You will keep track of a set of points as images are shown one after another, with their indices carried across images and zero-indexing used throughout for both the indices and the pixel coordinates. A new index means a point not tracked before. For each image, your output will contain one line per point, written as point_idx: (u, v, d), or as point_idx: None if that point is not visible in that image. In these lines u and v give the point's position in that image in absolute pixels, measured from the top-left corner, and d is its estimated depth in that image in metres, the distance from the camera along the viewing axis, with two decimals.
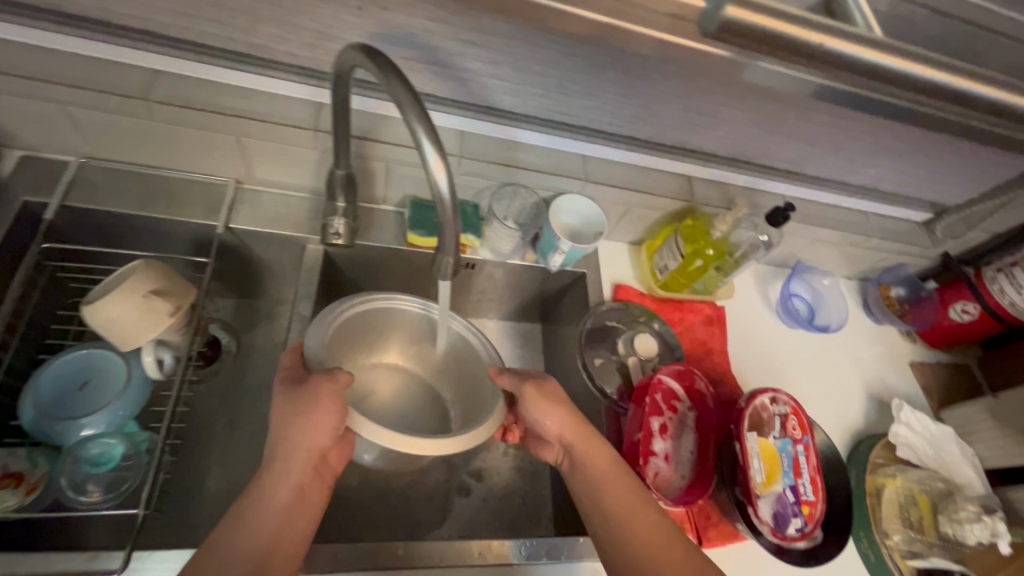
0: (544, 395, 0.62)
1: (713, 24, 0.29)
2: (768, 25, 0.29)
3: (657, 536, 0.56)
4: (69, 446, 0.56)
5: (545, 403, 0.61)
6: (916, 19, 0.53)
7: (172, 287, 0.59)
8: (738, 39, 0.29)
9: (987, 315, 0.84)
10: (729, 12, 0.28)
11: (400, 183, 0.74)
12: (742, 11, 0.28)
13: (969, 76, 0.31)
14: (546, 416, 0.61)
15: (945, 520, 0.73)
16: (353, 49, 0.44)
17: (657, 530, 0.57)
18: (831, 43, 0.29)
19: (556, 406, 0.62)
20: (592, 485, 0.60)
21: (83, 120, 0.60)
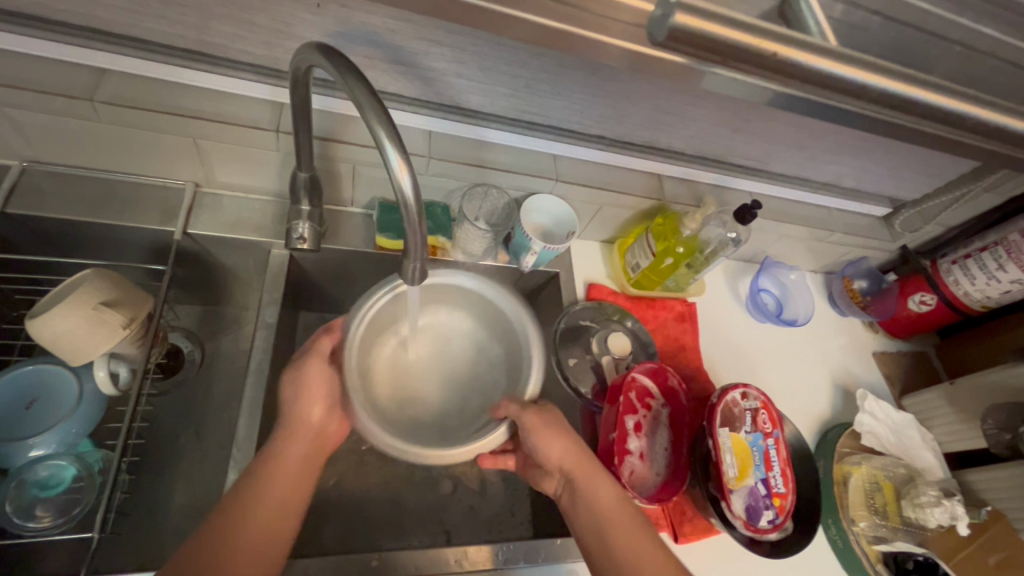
0: (546, 420, 0.60)
1: (663, 30, 0.30)
2: (718, 32, 0.29)
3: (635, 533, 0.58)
4: (15, 469, 0.53)
5: (546, 428, 0.60)
6: (872, 27, 0.54)
7: (125, 297, 0.56)
8: (688, 47, 0.30)
9: (943, 305, 0.88)
10: (678, 20, 0.28)
11: (368, 184, 0.72)
12: (689, 18, 0.28)
13: (920, 83, 0.32)
14: (547, 442, 0.60)
15: (908, 505, 0.75)
16: (308, 48, 0.42)
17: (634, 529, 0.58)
18: (783, 53, 0.30)
19: (556, 431, 0.60)
20: (588, 510, 0.59)
21: (24, 122, 0.56)
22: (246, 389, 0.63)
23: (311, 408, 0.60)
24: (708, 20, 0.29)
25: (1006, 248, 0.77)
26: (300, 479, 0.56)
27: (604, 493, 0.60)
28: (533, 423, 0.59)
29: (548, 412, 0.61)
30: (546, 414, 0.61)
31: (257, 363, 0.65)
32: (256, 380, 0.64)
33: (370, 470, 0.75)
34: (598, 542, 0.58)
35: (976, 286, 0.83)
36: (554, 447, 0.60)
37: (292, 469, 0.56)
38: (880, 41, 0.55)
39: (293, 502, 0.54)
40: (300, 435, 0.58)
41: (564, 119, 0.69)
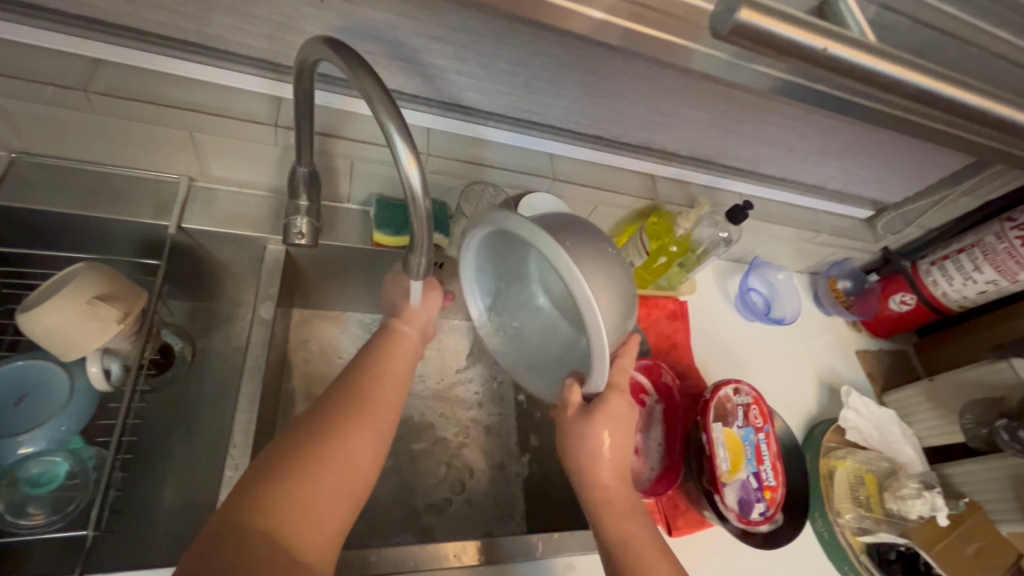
0: (581, 429, 0.56)
1: (726, 26, 0.32)
2: (775, 30, 0.31)
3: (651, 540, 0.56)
4: (5, 466, 0.52)
5: (573, 440, 0.57)
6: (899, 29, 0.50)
7: (120, 291, 0.55)
8: (748, 42, 0.32)
9: (923, 305, 0.91)
10: (744, 15, 0.31)
11: (364, 179, 0.72)
12: (754, 15, 0.31)
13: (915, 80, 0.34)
14: (575, 452, 0.58)
15: (890, 497, 0.78)
16: (316, 41, 0.42)
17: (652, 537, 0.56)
18: (832, 48, 0.33)
19: (585, 446, 0.56)
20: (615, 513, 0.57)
21: (14, 112, 0.55)
22: (242, 385, 0.63)
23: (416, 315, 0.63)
24: (769, 17, 0.31)
25: (982, 250, 0.81)
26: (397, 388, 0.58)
27: (618, 524, 0.57)
28: (566, 431, 0.57)
29: (592, 423, 0.55)
30: (584, 425, 0.56)
31: (254, 358, 0.65)
32: (252, 376, 0.63)
33: None
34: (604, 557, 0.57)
35: (954, 287, 0.86)
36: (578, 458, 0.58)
37: (395, 375, 0.59)
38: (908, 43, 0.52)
39: (393, 406, 0.56)
40: (399, 347, 0.61)
41: (562, 118, 0.70)
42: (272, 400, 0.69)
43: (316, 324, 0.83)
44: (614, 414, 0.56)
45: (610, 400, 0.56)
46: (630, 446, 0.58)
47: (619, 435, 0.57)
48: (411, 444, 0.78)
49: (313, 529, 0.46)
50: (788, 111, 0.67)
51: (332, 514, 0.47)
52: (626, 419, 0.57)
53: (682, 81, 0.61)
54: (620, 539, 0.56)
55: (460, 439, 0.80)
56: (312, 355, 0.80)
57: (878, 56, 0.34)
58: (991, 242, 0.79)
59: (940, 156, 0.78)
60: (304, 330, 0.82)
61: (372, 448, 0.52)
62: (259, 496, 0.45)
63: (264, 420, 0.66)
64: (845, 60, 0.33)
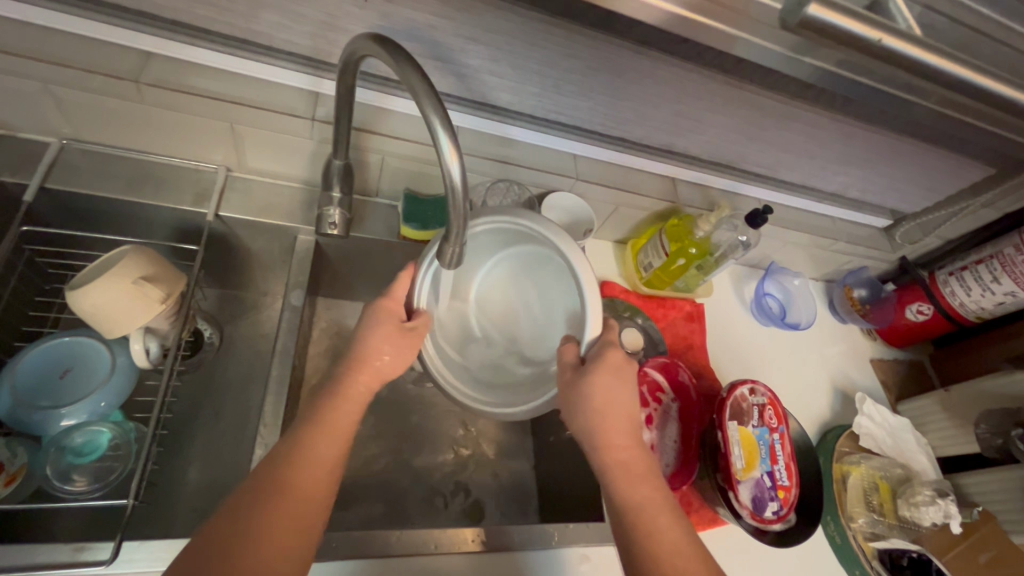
0: (581, 388, 0.54)
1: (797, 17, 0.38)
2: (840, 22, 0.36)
3: (659, 518, 0.54)
4: (52, 436, 0.55)
5: (574, 402, 0.55)
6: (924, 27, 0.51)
7: (161, 273, 0.58)
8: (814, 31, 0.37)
9: (940, 315, 0.91)
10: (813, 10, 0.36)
11: (393, 175, 0.74)
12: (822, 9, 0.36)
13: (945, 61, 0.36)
14: (579, 416, 0.56)
15: (903, 504, 0.78)
16: (364, 39, 0.44)
17: (658, 514, 0.54)
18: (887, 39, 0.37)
19: (588, 405, 0.55)
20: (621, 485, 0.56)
21: (69, 100, 0.58)
22: (271, 369, 0.65)
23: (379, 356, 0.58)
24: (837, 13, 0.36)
25: (1001, 261, 0.80)
26: (337, 448, 0.53)
27: (629, 491, 0.55)
28: (564, 395, 0.56)
29: (590, 379, 0.54)
30: (581, 385, 0.55)
31: (282, 344, 0.67)
32: (281, 360, 0.66)
33: (383, 455, 0.76)
34: (617, 529, 0.55)
35: (971, 298, 0.86)
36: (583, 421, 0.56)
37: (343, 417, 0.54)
38: None
39: (334, 454, 0.52)
40: (349, 403, 0.56)
41: (587, 120, 0.72)
42: (296, 385, 0.72)
43: (338, 316, 0.85)
44: (613, 366, 0.56)
45: (607, 354, 0.56)
46: (633, 405, 0.58)
47: (618, 393, 0.57)
48: (429, 433, 0.80)
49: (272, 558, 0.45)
50: (810, 118, 0.68)
51: (285, 554, 0.46)
52: (625, 375, 0.56)
53: (708, 86, 0.63)
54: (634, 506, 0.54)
55: (476, 431, 0.82)
56: (335, 345, 0.83)
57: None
58: (1009, 254, 0.79)
59: (960, 166, 0.79)
60: (328, 320, 0.84)
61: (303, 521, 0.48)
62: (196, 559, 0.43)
63: (291, 403, 0.69)
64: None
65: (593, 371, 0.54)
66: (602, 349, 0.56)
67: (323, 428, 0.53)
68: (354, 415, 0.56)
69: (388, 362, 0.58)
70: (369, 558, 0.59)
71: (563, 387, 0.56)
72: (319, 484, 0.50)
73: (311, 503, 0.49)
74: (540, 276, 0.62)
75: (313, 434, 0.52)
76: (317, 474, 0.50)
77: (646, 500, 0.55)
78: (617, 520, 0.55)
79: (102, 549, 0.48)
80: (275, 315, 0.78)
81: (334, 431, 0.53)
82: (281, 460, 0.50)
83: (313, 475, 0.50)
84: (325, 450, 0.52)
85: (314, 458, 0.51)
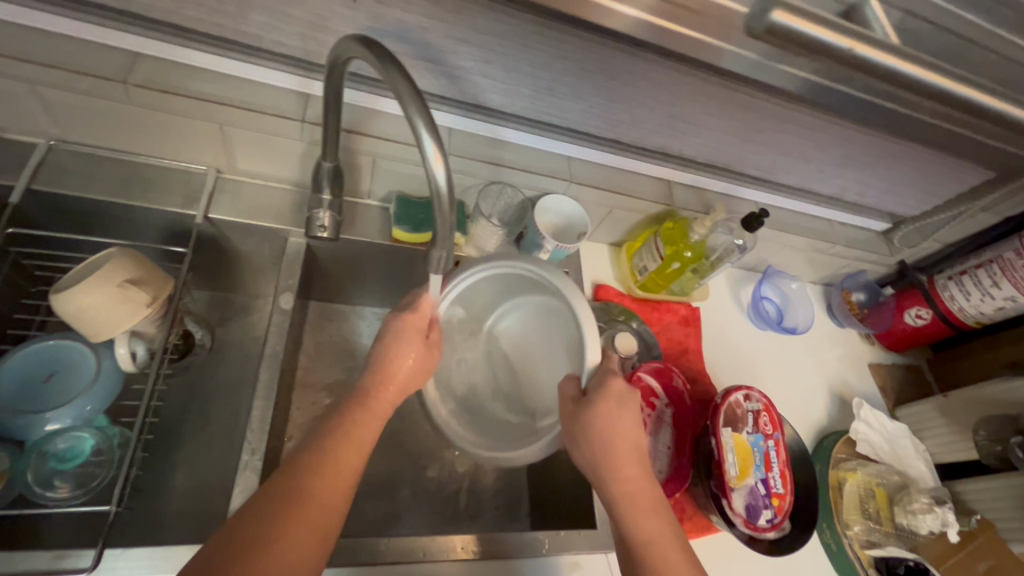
0: (585, 420, 0.57)
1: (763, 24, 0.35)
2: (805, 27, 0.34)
3: (671, 551, 0.53)
4: (34, 441, 0.54)
5: (579, 434, 0.57)
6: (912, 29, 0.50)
7: (147, 277, 0.57)
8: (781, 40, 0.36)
9: (938, 320, 0.90)
10: (777, 17, 0.35)
11: (385, 176, 0.73)
12: (788, 17, 0.34)
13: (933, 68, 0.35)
14: (584, 449, 0.57)
15: (900, 511, 0.77)
16: (349, 40, 0.44)
17: (671, 548, 0.54)
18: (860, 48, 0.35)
19: (594, 438, 0.57)
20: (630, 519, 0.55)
21: (55, 101, 0.57)
22: (260, 373, 0.64)
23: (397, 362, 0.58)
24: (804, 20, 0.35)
25: (1001, 266, 0.80)
26: (356, 460, 0.52)
27: (640, 523, 0.55)
28: (568, 427, 0.58)
29: (594, 410, 0.57)
30: (587, 413, 0.57)
31: (272, 348, 0.66)
32: (271, 364, 0.65)
33: (373, 459, 0.76)
34: (625, 562, 0.55)
35: (971, 303, 0.85)
36: (589, 454, 0.57)
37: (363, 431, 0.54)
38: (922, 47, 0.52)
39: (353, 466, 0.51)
40: (369, 413, 0.55)
41: (581, 122, 0.71)
42: (286, 389, 0.71)
43: (331, 318, 0.85)
44: (618, 396, 0.58)
45: (610, 385, 0.59)
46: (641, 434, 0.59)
47: (625, 422, 0.58)
48: (422, 437, 0.79)
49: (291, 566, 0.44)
50: (806, 121, 0.67)
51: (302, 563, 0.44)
52: (629, 404, 0.59)
53: (702, 88, 0.62)
54: (644, 540, 0.54)
55: None
56: (327, 347, 0.82)
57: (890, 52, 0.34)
58: (1010, 258, 0.78)
59: (959, 170, 0.78)
60: (320, 322, 0.84)
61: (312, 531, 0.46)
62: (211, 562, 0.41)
63: (280, 408, 0.68)
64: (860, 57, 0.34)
65: (597, 402, 0.57)
66: (606, 380, 0.59)
67: (346, 441, 0.52)
68: (376, 429, 0.55)
69: (408, 373, 0.59)
70: (357, 566, 0.58)
71: (568, 419, 0.58)
72: (336, 494, 0.49)
73: (330, 513, 0.48)
74: (546, 327, 0.72)
75: (335, 440, 0.52)
76: (336, 484, 0.49)
77: (659, 534, 0.55)
78: (625, 552, 0.55)
79: (83, 557, 0.48)
80: (266, 318, 0.77)
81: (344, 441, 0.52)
82: (288, 471, 0.48)
83: (334, 485, 0.49)
84: (344, 460, 0.51)
85: (335, 467, 0.50)
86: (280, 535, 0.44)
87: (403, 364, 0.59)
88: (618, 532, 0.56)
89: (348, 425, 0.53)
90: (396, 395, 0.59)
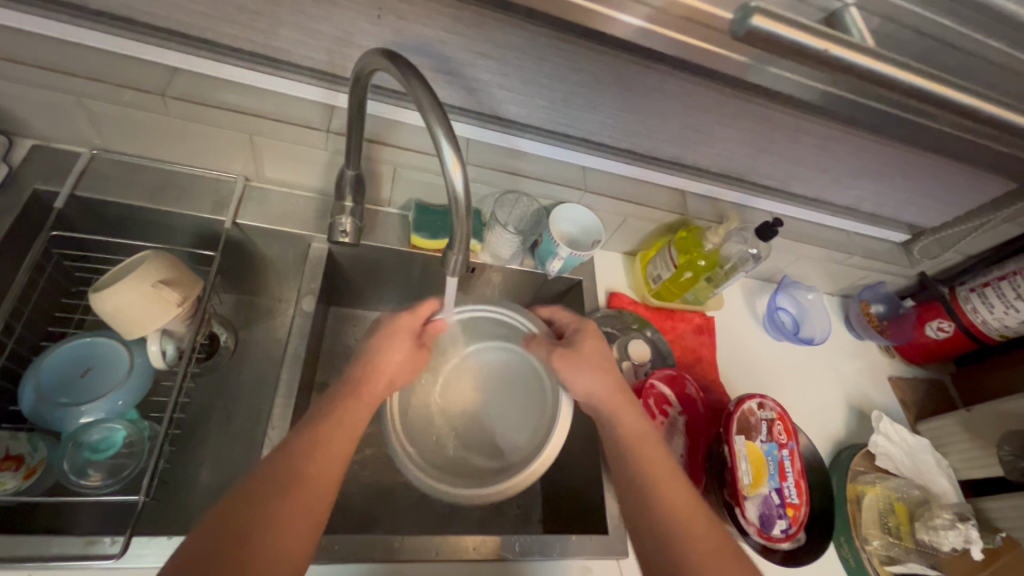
0: (573, 355, 0.63)
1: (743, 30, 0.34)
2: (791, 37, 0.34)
3: (669, 470, 0.58)
4: (69, 432, 0.57)
5: (573, 367, 0.62)
6: (916, 44, 0.50)
7: (181, 277, 0.60)
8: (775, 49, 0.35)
9: (961, 332, 0.88)
10: (757, 22, 0.33)
11: (405, 185, 0.76)
12: (766, 20, 0.33)
13: (936, 81, 0.36)
14: (578, 380, 0.62)
15: (922, 527, 0.75)
16: (375, 54, 0.46)
17: (670, 468, 0.59)
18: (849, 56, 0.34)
19: (584, 367, 0.62)
20: (630, 449, 0.59)
21: (99, 112, 0.61)
22: (281, 373, 0.66)
23: (388, 354, 0.61)
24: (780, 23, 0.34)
25: None
26: (339, 457, 0.52)
27: (643, 448, 0.59)
28: (560, 366, 0.63)
29: (577, 347, 0.64)
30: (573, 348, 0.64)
31: (293, 350, 0.68)
32: (292, 365, 0.67)
33: (388, 460, 0.77)
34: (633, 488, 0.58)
35: (994, 315, 0.83)
36: (584, 384, 0.62)
37: (347, 427, 0.54)
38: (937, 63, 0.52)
39: (333, 463, 0.51)
40: (352, 405, 0.56)
41: (596, 132, 0.72)
42: (307, 387, 0.73)
43: (349, 324, 0.87)
44: (592, 334, 0.66)
45: (588, 328, 0.67)
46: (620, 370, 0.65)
47: (603, 355, 0.65)
48: None
49: (277, 550, 0.45)
50: (820, 131, 0.68)
51: (289, 555, 0.45)
52: (605, 340, 0.66)
53: (714, 99, 0.63)
54: (635, 440, 0.59)
55: None
56: (344, 351, 0.84)
57: (887, 63, 0.35)
58: None
59: (979, 181, 0.77)
60: (339, 327, 0.86)
61: (297, 531, 0.46)
62: (233, 523, 0.45)
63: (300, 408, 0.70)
64: (861, 67, 0.35)
65: (578, 341, 0.65)
66: (580, 330, 0.67)
67: (335, 427, 0.53)
68: (362, 419, 0.56)
69: (397, 369, 0.61)
70: (370, 562, 0.59)
71: (559, 359, 0.64)
72: (318, 496, 0.49)
73: (311, 509, 0.48)
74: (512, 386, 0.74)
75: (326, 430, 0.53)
76: (325, 476, 0.50)
77: (658, 458, 0.59)
78: (620, 463, 0.59)
79: (112, 543, 0.50)
80: (288, 322, 0.79)
81: (327, 437, 0.52)
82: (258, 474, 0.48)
83: (315, 489, 0.49)
84: (336, 444, 0.52)
85: (317, 468, 0.50)
86: (280, 509, 0.46)
87: (396, 358, 0.61)
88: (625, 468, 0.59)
89: (337, 418, 0.54)
90: (384, 390, 0.60)
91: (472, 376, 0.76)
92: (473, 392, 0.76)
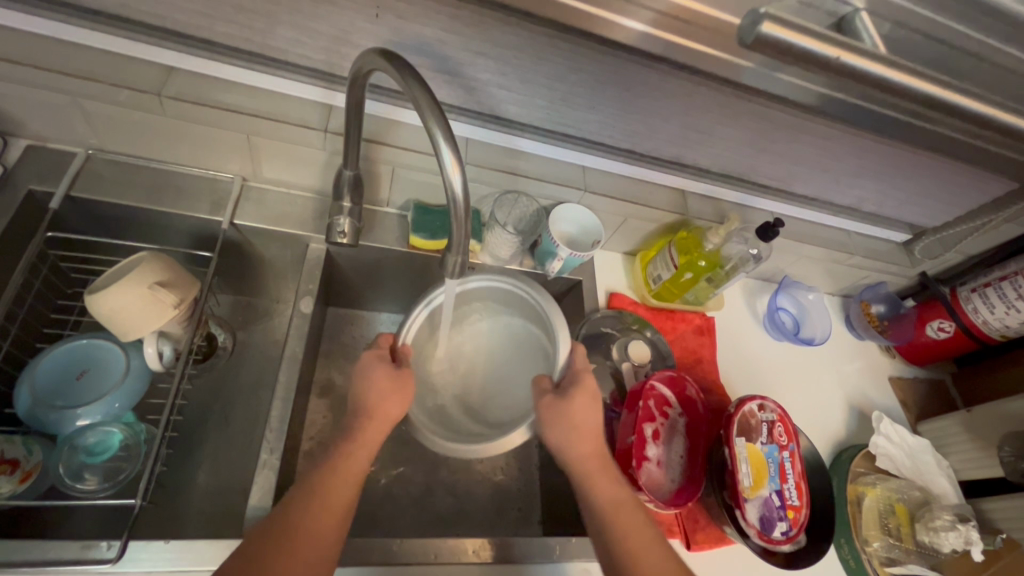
0: (561, 409, 0.60)
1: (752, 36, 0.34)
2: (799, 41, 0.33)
3: (646, 536, 0.57)
4: (66, 435, 0.57)
5: (557, 423, 0.59)
6: (920, 45, 0.49)
7: (178, 279, 0.60)
8: (778, 53, 0.34)
9: (961, 333, 0.88)
10: (768, 28, 0.33)
11: (403, 185, 0.75)
12: (776, 27, 0.33)
13: (943, 84, 0.35)
14: (560, 436, 0.60)
15: (922, 528, 0.75)
16: (373, 54, 0.46)
17: (647, 536, 0.57)
18: (854, 60, 0.34)
19: (568, 427, 0.59)
20: (606, 518, 0.58)
21: (94, 112, 0.61)
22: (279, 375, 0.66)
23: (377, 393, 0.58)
24: (790, 29, 0.33)
25: None
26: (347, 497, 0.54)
27: (620, 515, 0.58)
28: (544, 416, 0.60)
29: (566, 401, 0.60)
30: (561, 401, 0.60)
31: (291, 351, 0.68)
32: (290, 367, 0.67)
33: (387, 462, 0.77)
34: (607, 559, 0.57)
35: (995, 315, 0.83)
36: (565, 443, 0.60)
37: (354, 467, 0.55)
38: (940, 64, 0.52)
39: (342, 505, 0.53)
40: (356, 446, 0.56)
41: (596, 132, 0.72)
42: (306, 388, 0.73)
43: (348, 324, 0.87)
44: (587, 387, 0.62)
45: (581, 377, 0.62)
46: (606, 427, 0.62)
47: (594, 410, 0.61)
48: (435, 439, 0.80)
49: None
50: (822, 131, 0.67)
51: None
52: (599, 395, 0.62)
53: (714, 99, 0.63)
54: (611, 510, 0.58)
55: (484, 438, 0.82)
56: (343, 352, 0.84)
57: (893, 66, 0.35)
58: None
59: (981, 181, 0.76)
60: (338, 327, 0.85)
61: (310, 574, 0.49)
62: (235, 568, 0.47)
63: (298, 410, 0.69)
64: (865, 70, 0.34)
65: (568, 393, 0.61)
66: (574, 378, 0.62)
67: (331, 475, 0.54)
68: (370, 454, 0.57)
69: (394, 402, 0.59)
70: (367, 566, 0.58)
71: (545, 409, 0.60)
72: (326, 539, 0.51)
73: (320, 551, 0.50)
74: (517, 350, 0.74)
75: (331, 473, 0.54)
76: (325, 527, 0.51)
77: (635, 527, 0.58)
78: (595, 528, 0.59)
79: (109, 548, 0.49)
80: (286, 323, 0.79)
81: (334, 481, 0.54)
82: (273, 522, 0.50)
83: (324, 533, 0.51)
84: (339, 489, 0.53)
85: (326, 510, 0.52)
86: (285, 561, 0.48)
87: (390, 397, 0.58)
88: (600, 536, 0.58)
89: (344, 459, 0.55)
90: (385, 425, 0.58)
91: (479, 344, 0.77)
92: (479, 360, 0.77)
